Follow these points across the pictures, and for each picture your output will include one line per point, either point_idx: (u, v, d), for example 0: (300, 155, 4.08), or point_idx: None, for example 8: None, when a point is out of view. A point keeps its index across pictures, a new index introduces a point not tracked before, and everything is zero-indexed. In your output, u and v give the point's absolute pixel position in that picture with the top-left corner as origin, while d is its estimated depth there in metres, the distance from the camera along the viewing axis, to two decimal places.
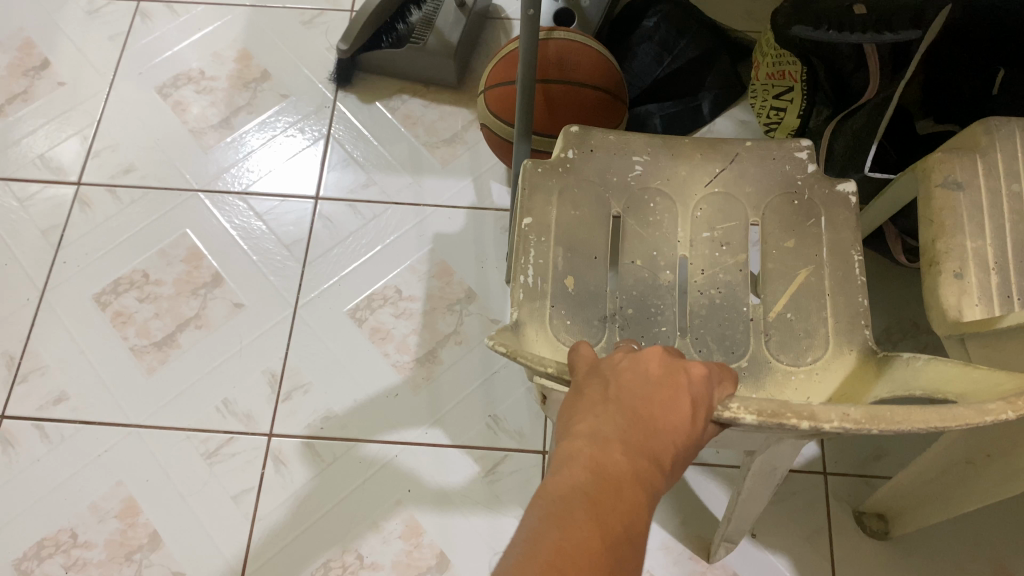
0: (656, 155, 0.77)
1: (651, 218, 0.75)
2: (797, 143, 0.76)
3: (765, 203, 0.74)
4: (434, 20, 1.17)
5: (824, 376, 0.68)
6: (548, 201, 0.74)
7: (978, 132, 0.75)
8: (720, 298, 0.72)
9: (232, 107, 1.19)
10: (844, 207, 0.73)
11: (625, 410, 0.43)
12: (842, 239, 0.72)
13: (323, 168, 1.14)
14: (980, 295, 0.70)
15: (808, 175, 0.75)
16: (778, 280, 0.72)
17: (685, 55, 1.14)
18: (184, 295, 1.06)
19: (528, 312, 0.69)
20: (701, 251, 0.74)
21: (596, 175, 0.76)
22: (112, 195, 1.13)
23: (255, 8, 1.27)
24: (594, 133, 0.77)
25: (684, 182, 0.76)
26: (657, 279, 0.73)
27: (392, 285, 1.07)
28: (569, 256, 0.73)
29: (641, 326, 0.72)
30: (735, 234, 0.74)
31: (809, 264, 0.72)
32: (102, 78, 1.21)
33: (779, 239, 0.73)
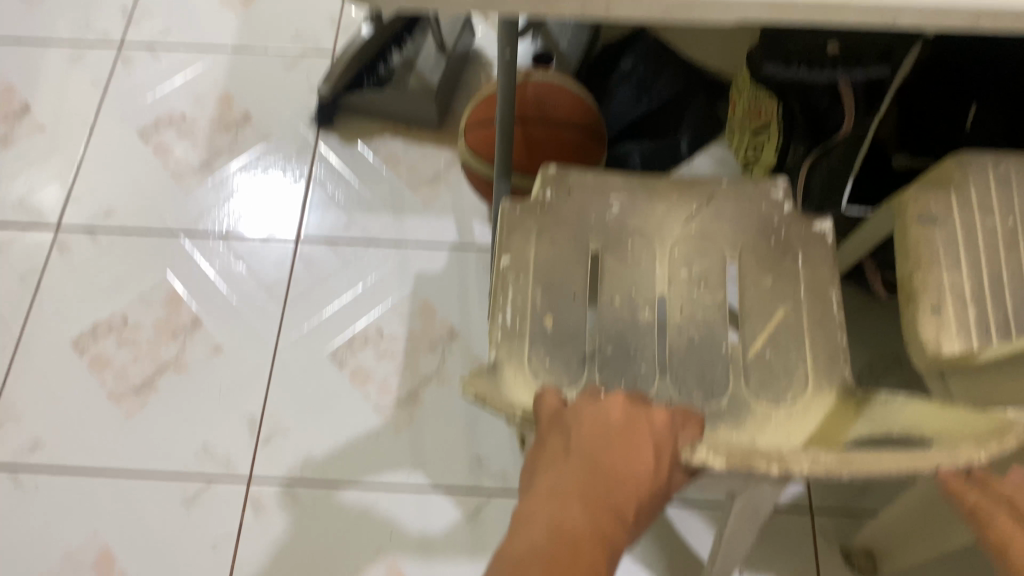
0: (633, 195, 0.77)
1: (629, 256, 0.75)
2: (773, 182, 0.77)
3: (742, 242, 0.75)
4: (414, 62, 1.17)
5: (805, 415, 0.67)
6: (527, 241, 0.74)
7: (952, 167, 0.76)
8: (700, 337, 0.72)
9: (214, 149, 1.19)
10: (820, 245, 0.74)
11: (587, 463, 0.42)
12: (819, 277, 0.73)
13: (304, 209, 1.14)
14: (959, 330, 0.70)
15: (785, 215, 0.75)
16: (756, 319, 0.72)
17: (663, 95, 1.15)
18: (163, 339, 1.05)
19: (506, 352, 0.69)
20: (680, 290, 0.74)
21: (574, 214, 0.76)
22: (92, 239, 1.12)
23: (237, 52, 1.27)
24: (571, 173, 0.78)
25: (661, 220, 0.76)
26: (636, 318, 0.73)
27: (374, 325, 1.06)
28: (547, 295, 0.73)
29: (621, 365, 0.71)
30: (713, 273, 0.75)
31: (787, 302, 0.72)
32: (84, 123, 1.21)
33: (757, 278, 0.73)
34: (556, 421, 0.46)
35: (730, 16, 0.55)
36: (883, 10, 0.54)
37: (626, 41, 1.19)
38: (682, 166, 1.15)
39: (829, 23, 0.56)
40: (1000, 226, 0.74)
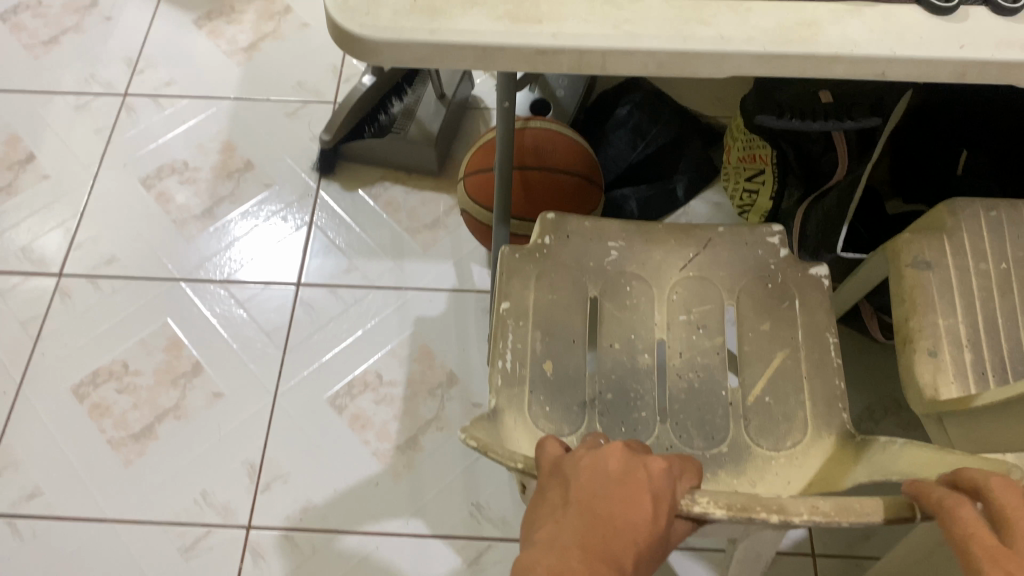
0: (631, 240, 0.78)
1: (627, 301, 0.76)
2: (769, 228, 0.78)
3: (739, 287, 0.75)
4: (415, 111, 1.19)
5: (805, 459, 0.68)
6: (526, 286, 0.75)
7: (944, 212, 0.77)
8: (699, 382, 0.72)
9: (215, 196, 1.21)
10: (816, 288, 0.75)
11: (585, 511, 0.43)
12: (816, 321, 0.73)
13: (304, 255, 1.15)
14: (955, 373, 0.70)
15: (780, 260, 0.76)
16: (754, 363, 0.72)
17: (658, 141, 1.17)
18: (163, 385, 1.06)
19: (506, 400, 0.69)
20: (678, 334, 0.75)
21: (572, 260, 0.77)
22: (93, 286, 1.13)
23: (239, 101, 1.30)
24: (569, 220, 0.79)
25: (659, 266, 0.77)
26: (636, 362, 0.74)
27: (373, 370, 1.07)
28: (547, 340, 0.73)
29: (621, 411, 0.71)
30: (711, 317, 0.75)
31: (785, 347, 0.73)
32: (87, 171, 1.23)
33: (755, 322, 0.74)
34: (555, 474, 0.47)
35: (723, 69, 0.57)
36: (870, 63, 0.56)
37: (620, 90, 1.21)
38: (679, 212, 1.17)
39: (819, 76, 0.58)
40: (993, 270, 0.75)
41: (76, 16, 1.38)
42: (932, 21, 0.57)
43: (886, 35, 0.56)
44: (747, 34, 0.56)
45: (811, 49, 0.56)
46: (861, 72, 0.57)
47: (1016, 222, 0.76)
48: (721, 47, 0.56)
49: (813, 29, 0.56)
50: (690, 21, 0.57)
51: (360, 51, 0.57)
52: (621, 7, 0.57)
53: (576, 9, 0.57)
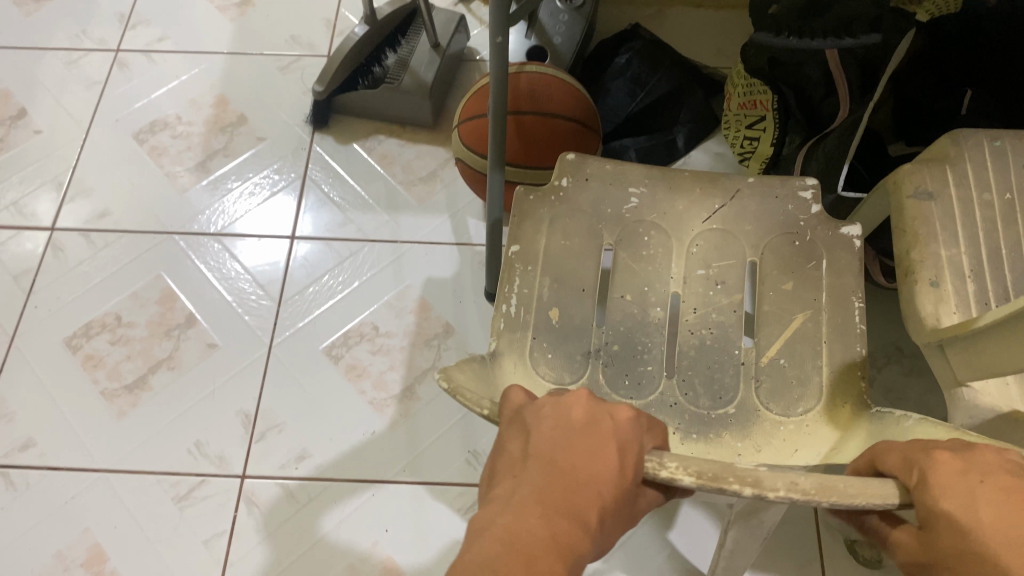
0: (653, 186, 0.74)
1: (644, 252, 0.72)
2: (802, 182, 0.73)
3: (765, 242, 0.71)
4: (408, 61, 1.17)
5: (815, 428, 0.64)
6: (538, 230, 0.72)
7: (947, 143, 0.76)
8: (712, 339, 0.69)
9: (209, 151, 1.19)
10: (847, 250, 0.69)
11: (546, 466, 0.42)
12: (843, 283, 0.68)
13: (299, 209, 1.14)
14: (958, 303, 0.69)
15: (811, 217, 0.71)
16: (772, 324, 0.68)
17: (658, 90, 1.14)
18: (157, 338, 1.04)
19: (506, 342, 0.67)
20: (694, 289, 0.70)
21: (589, 204, 0.73)
22: (86, 240, 1.12)
23: (233, 56, 1.28)
24: (590, 162, 0.75)
25: (680, 217, 0.73)
26: (647, 316, 0.70)
27: (369, 322, 1.05)
28: (555, 286, 0.70)
29: (626, 364, 0.68)
30: (732, 273, 0.71)
31: (807, 308, 0.68)
32: (79, 126, 1.21)
33: (777, 281, 0.69)
34: (517, 419, 0.46)
35: None
36: None
37: (620, 38, 1.19)
38: (678, 162, 1.15)
39: None
40: (997, 201, 0.73)
41: None
42: None
43: None
44: None
45: None
46: None
47: (1020, 152, 0.75)
48: None
49: None
50: None
51: None
52: None
53: None
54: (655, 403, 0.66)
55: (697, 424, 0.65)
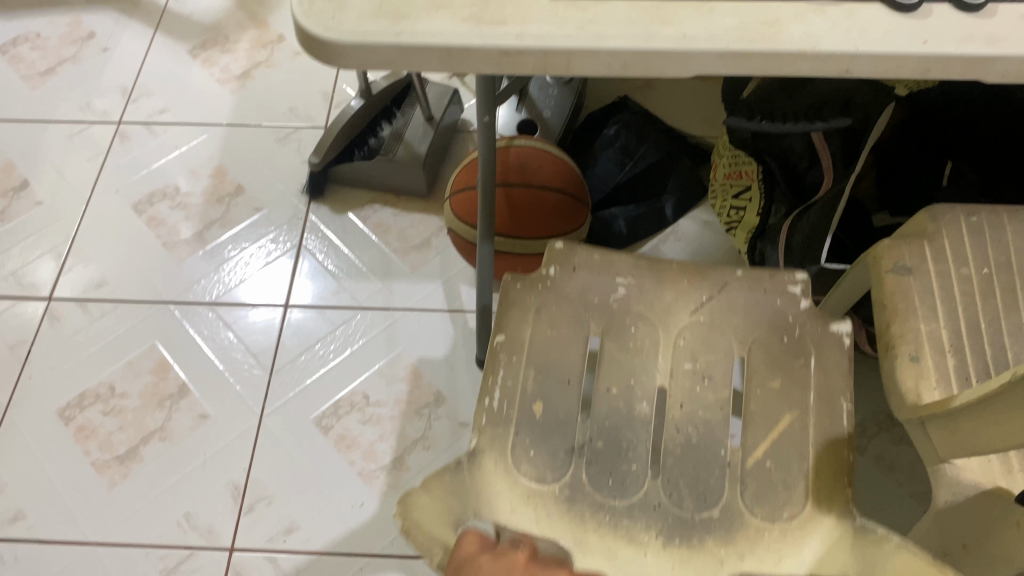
0: (641, 279, 0.72)
1: (631, 343, 0.69)
2: (791, 277, 0.71)
3: (752, 337, 0.69)
4: (403, 133, 1.20)
5: (800, 536, 0.62)
6: (524, 318, 0.70)
7: (924, 218, 0.77)
8: (698, 438, 0.66)
9: (206, 221, 1.21)
10: (837, 345, 0.68)
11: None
12: (831, 384, 0.67)
13: (294, 276, 1.16)
14: (938, 379, 0.69)
15: (801, 313, 0.70)
16: (759, 424, 0.66)
17: (646, 160, 1.17)
18: (149, 408, 1.05)
19: (488, 439, 0.65)
20: (682, 384, 0.68)
21: (576, 294, 0.71)
22: (82, 309, 1.13)
23: (232, 127, 1.31)
24: (578, 250, 0.73)
25: (668, 308, 0.71)
26: (632, 412, 0.68)
27: (360, 391, 1.06)
28: (540, 378, 0.68)
29: (610, 462, 0.66)
30: (717, 368, 0.69)
31: (794, 409, 0.66)
32: (79, 197, 1.24)
33: (764, 378, 0.67)
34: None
35: (686, 68, 0.57)
36: (834, 59, 0.56)
37: (609, 111, 1.22)
38: (667, 230, 1.18)
39: (784, 74, 0.58)
40: (975, 275, 0.74)
41: (74, 48, 1.41)
42: (895, 18, 0.57)
43: (849, 32, 0.56)
44: (709, 32, 0.56)
45: (773, 46, 0.56)
46: (825, 69, 0.57)
47: (997, 226, 0.76)
48: (683, 46, 0.56)
49: (776, 26, 0.57)
50: (654, 21, 0.57)
51: (328, 54, 0.58)
52: (585, 9, 0.58)
53: (541, 11, 0.58)
54: (638, 505, 0.64)
55: (679, 527, 0.63)
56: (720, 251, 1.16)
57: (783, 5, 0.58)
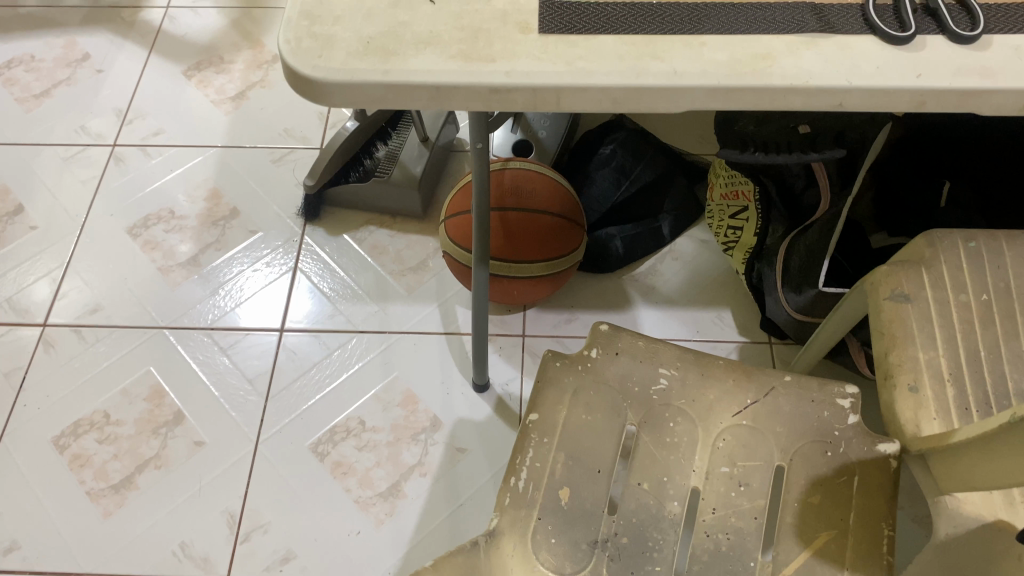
0: (685, 371, 0.70)
1: (667, 439, 0.67)
2: (841, 389, 0.68)
3: (794, 447, 0.65)
4: (398, 155, 1.20)
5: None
6: (559, 401, 0.68)
7: (922, 244, 0.76)
8: (728, 546, 0.62)
9: (201, 244, 1.21)
10: (882, 469, 0.64)
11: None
12: (873, 506, 0.63)
13: (289, 299, 1.15)
14: (938, 409, 0.68)
15: (848, 427, 0.66)
16: (792, 536, 0.62)
17: (643, 178, 1.16)
18: (144, 435, 1.04)
19: (509, 521, 0.63)
20: (716, 488, 0.65)
21: (616, 380, 0.69)
22: (77, 335, 1.12)
23: (227, 149, 1.31)
24: (622, 335, 0.72)
25: (710, 406, 0.68)
26: (662, 510, 0.64)
27: (356, 417, 1.05)
28: (569, 464, 0.65)
29: (633, 560, 0.62)
30: (756, 476, 0.65)
31: (832, 528, 0.62)
32: (74, 221, 1.23)
33: (802, 492, 0.63)
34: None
35: (676, 103, 0.57)
36: (827, 93, 0.55)
37: (604, 130, 1.21)
38: (663, 250, 1.18)
39: (777, 108, 0.57)
40: (973, 301, 0.73)
41: (69, 69, 1.41)
42: (888, 50, 0.57)
43: (842, 66, 0.56)
44: (701, 68, 0.56)
45: (765, 81, 0.55)
46: (819, 102, 0.56)
47: (996, 252, 0.75)
48: (673, 82, 0.55)
49: (768, 60, 0.56)
50: (644, 56, 0.57)
51: (316, 92, 0.57)
52: (574, 45, 0.58)
53: (531, 48, 0.57)
54: None
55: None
56: (717, 270, 1.17)
57: (774, 39, 0.57)
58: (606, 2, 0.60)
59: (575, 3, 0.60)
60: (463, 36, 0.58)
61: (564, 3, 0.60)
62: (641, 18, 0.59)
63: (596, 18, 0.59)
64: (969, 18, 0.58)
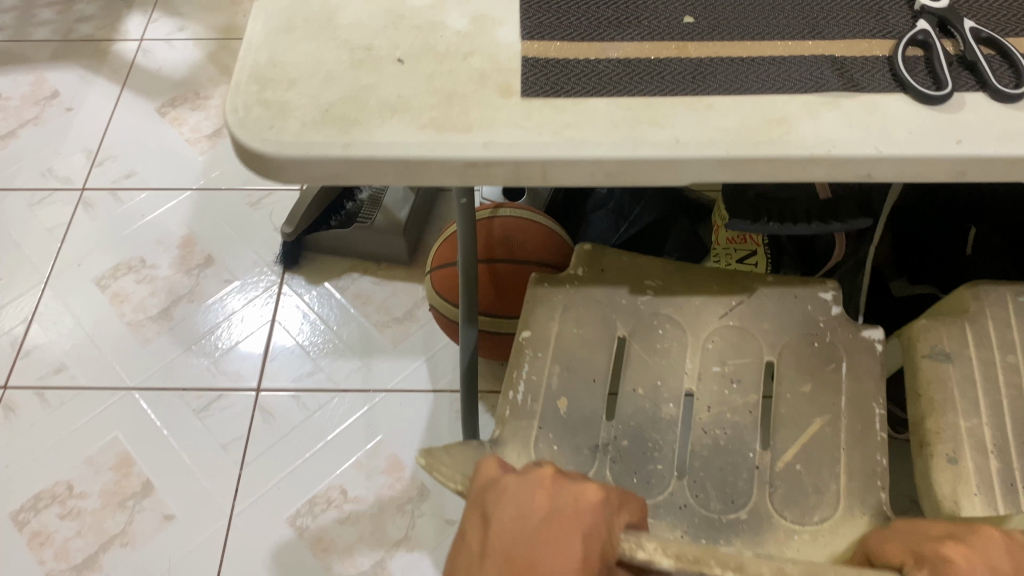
0: (668, 283, 0.73)
1: (658, 345, 0.70)
2: (822, 284, 0.72)
3: (781, 343, 0.69)
4: (381, 198, 1.13)
5: (831, 539, 0.61)
6: (551, 316, 0.71)
7: (966, 295, 0.67)
8: (726, 440, 0.67)
9: (173, 296, 1.13)
10: (866, 355, 0.68)
11: (503, 560, 0.41)
12: (860, 390, 0.67)
13: (266, 356, 1.08)
14: (980, 484, 0.59)
15: (830, 319, 0.70)
16: (788, 427, 0.66)
17: (642, 219, 1.09)
18: (109, 509, 0.97)
19: (512, 431, 0.66)
20: (710, 387, 0.69)
21: (605, 296, 0.72)
22: (40, 399, 1.05)
23: (203, 191, 1.24)
24: (606, 256, 0.75)
25: (697, 311, 0.71)
26: (659, 412, 0.68)
27: (337, 485, 0.97)
28: (566, 376, 0.69)
29: (636, 461, 0.66)
30: (747, 372, 0.69)
31: (824, 414, 0.66)
32: (39, 272, 1.16)
33: (793, 383, 0.68)
34: (475, 509, 0.46)
35: (681, 175, 0.49)
36: (852, 163, 0.48)
37: None
38: None
39: (794, 179, 0.50)
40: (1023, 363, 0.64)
41: (37, 109, 1.34)
42: (921, 111, 0.49)
43: (869, 132, 0.49)
44: (707, 137, 0.49)
45: (783, 151, 0.48)
46: (842, 174, 0.49)
47: None
48: (676, 153, 0.48)
49: (785, 124, 0.49)
50: (641, 122, 0.50)
51: (266, 169, 0.50)
52: (562, 110, 0.50)
53: (512, 114, 0.50)
54: (664, 504, 0.64)
55: (706, 527, 0.63)
56: None
57: (791, 99, 0.50)
58: (598, 58, 0.53)
59: (564, 59, 0.53)
60: (435, 101, 0.51)
61: (550, 60, 0.53)
62: (637, 77, 0.52)
63: (588, 78, 0.52)
64: (1012, 71, 0.51)
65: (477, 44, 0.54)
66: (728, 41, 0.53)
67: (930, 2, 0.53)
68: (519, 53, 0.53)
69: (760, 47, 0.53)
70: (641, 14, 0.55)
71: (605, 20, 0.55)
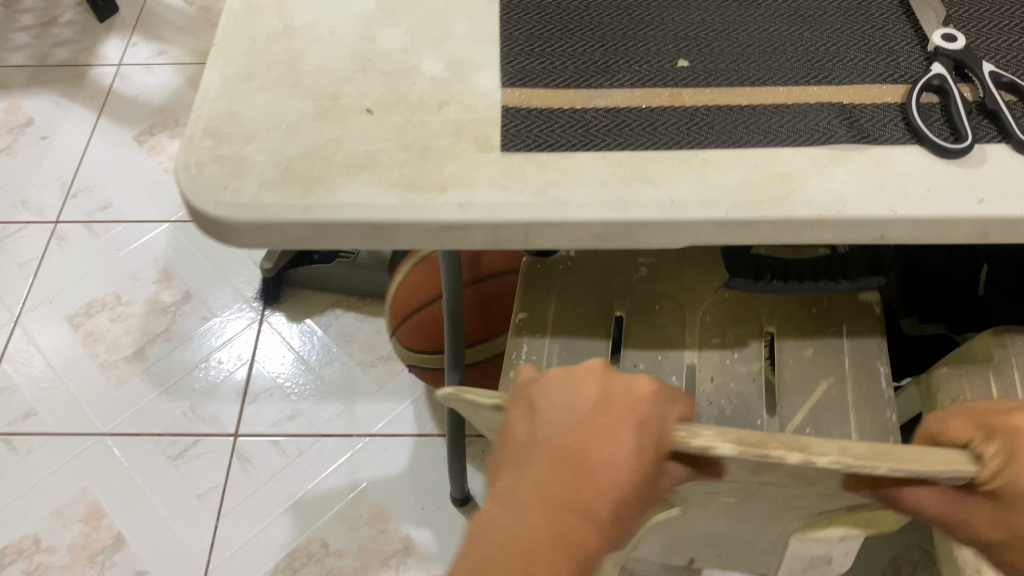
0: (661, 255, 0.68)
1: (655, 319, 0.65)
2: None
3: (781, 311, 0.64)
4: None
5: None
6: (545, 297, 0.65)
7: (991, 342, 0.62)
8: (732, 410, 0.61)
9: (148, 335, 1.09)
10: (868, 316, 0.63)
11: (553, 450, 0.36)
12: (867, 350, 0.61)
13: (244, 399, 1.03)
14: None
15: None
16: (794, 394, 0.60)
17: None
18: (78, 565, 0.92)
19: None
20: (711, 358, 0.63)
21: (597, 272, 0.66)
22: (7, 446, 1.00)
23: (181, 224, 1.19)
24: None
25: (693, 283, 0.66)
26: (661, 386, 0.61)
27: (318, 538, 0.93)
28: (562, 356, 0.63)
29: None
30: (749, 342, 0.63)
31: (829, 376, 0.61)
32: (9, 310, 1.11)
33: (796, 349, 0.62)
34: (522, 400, 0.40)
35: (677, 239, 0.45)
36: (865, 226, 0.44)
37: None
38: None
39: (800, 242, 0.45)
40: None
41: (10, 138, 1.29)
42: (938, 165, 0.45)
43: (882, 190, 0.44)
44: (704, 196, 0.44)
45: (789, 212, 0.44)
46: (854, 236, 0.45)
47: None
48: (671, 216, 0.44)
49: (790, 182, 0.45)
50: (631, 180, 0.45)
51: (220, 233, 0.45)
52: (545, 167, 0.46)
53: (490, 171, 0.46)
54: None
55: None
56: None
57: (795, 153, 0.46)
58: (585, 107, 0.48)
59: (547, 108, 0.48)
60: (407, 156, 0.47)
61: (532, 109, 0.48)
62: (626, 129, 0.47)
63: (573, 130, 0.47)
64: None
65: (454, 91, 0.49)
66: (726, 87, 0.49)
67: (944, 44, 0.49)
68: (499, 102, 0.49)
69: (760, 94, 0.48)
70: (630, 56, 0.50)
71: (591, 64, 0.50)
